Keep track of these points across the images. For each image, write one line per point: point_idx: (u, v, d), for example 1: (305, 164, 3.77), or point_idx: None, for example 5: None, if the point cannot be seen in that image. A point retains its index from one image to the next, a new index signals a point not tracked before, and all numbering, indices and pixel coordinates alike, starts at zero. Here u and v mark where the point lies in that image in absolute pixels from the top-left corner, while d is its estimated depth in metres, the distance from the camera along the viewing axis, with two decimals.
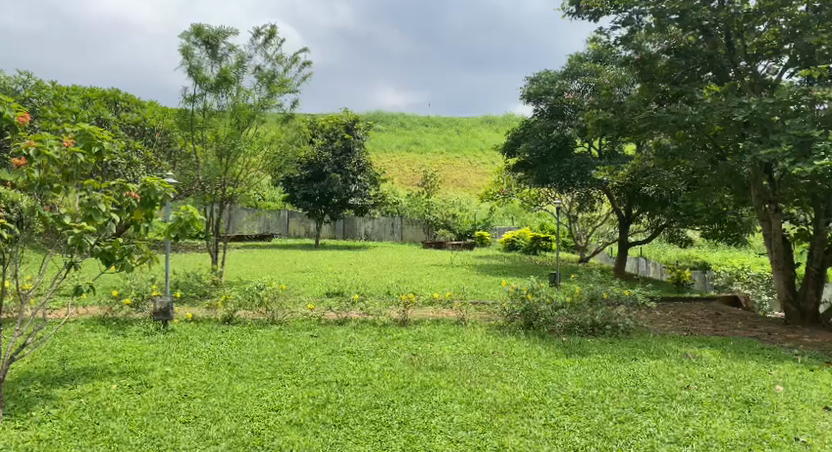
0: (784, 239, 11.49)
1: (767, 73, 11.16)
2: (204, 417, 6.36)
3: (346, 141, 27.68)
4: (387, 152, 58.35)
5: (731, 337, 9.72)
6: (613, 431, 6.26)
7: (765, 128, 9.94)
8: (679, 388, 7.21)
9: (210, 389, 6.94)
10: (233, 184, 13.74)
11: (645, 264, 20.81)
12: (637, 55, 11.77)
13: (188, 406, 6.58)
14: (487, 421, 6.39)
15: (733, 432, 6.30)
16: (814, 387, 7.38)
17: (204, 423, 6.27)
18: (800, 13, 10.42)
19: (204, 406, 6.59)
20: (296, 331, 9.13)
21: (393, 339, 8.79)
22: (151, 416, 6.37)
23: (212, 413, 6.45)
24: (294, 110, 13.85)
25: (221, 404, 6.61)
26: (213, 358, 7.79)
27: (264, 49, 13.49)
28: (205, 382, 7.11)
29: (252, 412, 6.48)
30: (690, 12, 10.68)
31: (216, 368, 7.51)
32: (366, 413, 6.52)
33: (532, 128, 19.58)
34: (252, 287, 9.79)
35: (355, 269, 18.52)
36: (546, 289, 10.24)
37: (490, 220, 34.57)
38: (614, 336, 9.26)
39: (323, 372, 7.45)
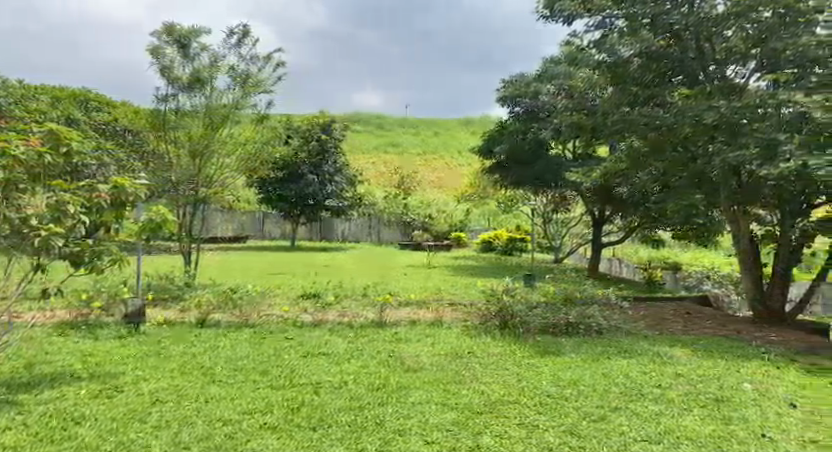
0: (753, 238, 11.41)
1: (734, 77, 10.84)
2: (178, 422, 5.37)
3: (323, 141, 30.63)
4: (366, 156, 58.66)
5: (703, 336, 9.60)
6: (587, 431, 5.28)
7: (732, 131, 9.82)
8: (650, 387, 6.50)
9: (182, 394, 6.08)
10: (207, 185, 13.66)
11: (619, 264, 21.55)
12: (610, 58, 11.75)
13: (161, 411, 5.64)
14: (504, 422, 5.43)
15: (702, 429, 5.35)
16: (780, 384, 6.80)
17: (178, 428, 5.26)
18: (767, 18, 10.15)
19: (177, 410, 5.65)
20: (271, 332, 8.91)
21: (361, 337, 8.68)
22: (123, 421, 5.39)
23: (187, 417, 5.48)
24: (269, 110, 13.91)
25: (196, 408, 5.69)
26: (187, 362, 7.21)
27: (238, 49, 13.52)
28: (183, 386, 6.32)
29: (224, 415, 5.51)
30: (660, 16, 10.81)
31: (189, 371, 6.84)
32: (349, 416, 5.52)
33: (508, 129, 21.54)
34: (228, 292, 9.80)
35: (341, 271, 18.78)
36: (522, 291, 10.15)
37: (465, 221, 35.84)
38: (585, 336, 9.15)
39: (296, 375, 6.74)
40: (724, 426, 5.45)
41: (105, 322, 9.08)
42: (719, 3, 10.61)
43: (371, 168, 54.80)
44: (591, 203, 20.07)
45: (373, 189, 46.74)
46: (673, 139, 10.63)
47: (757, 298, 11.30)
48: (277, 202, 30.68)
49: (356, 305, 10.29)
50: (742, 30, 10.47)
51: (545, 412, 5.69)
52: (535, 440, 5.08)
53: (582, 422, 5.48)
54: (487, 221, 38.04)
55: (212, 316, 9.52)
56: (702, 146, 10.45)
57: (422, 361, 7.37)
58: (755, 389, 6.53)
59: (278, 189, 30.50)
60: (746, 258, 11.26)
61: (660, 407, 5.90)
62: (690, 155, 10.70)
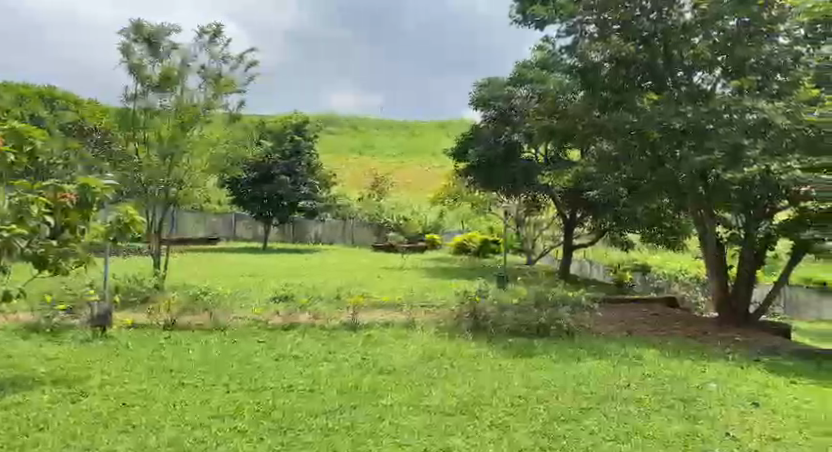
0: (720, 242, 11.62)
1: (701, 84, 11.05)
2: (145, 426, 5.29)
3: (296, 143, 30.60)
4: (340, 159, 58.53)
5: (670, 337, 9.74)
6: (558, 431, 5.32)
7: (700, 136, 10.07)
8: (618, 388, 6.56)
9: (149, 398, 6.00)
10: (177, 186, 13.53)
11: (590, 266, 21.78)
12: (581, 64, 11.68)
13: (127, 415, 5.56)
14: (475, 424, 5.45)
15: (669, 428, 5.41)
16: (745, 384, 6.92)
17: (145, 432, 5.17)
18: (732, 27, 10.68)
19: (143, 415, 5.58)
20: (242, 335, 8.84)
21: (333, 340, 8.67)
22: (86, 426, 5.30)
23: (153, 422, 5.39)
24: (241, 111, 13.83)
25: (163, 413, 5.62)
26: (155, 366, 7.13)
27: (209, 48, 13.43)
28: (150, 390, 6.25)
29: (193, 420, 5.44)
30: (631, 22, 11.13)
31: (157, 375, 6.77)
32: (322, 420, 5.50)
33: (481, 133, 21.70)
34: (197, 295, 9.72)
35: (314, 273, 18.71)
36: (492, 294, 10.21)
37: (438, 222, 35.93)
38: (556, 337, 9.23)
39: (267, 379, 6.69)
40: (690, 425, 5.54)
41: (70, 326, 8.92)
42: (686, 11, 10.95)
43: (346, 170, 54.72)
44: (562, 205, 20.26)
45: (347, 192, 46.66)
46: (642, 143, 10.66)
47: (722, 301, 11.51)
48: (249, 203, 30.44)
49: (329, 308, 10.27)
50: (708, 38, 10.74)
51: (517, 414, 5.72)
52: (506, 440, 5.08)
53: (552, 422, 5.53)
54: (460, 223, 38.20)
55: (180, 321, 9.39)
56: (672, 151, 10.47)
57: (394, 364, 7.37)
58: (719, 389, 6.65)
59: (251, 190, 30.31)
60: (712, 260, 11.49)
61: (628, 407, 5.98)
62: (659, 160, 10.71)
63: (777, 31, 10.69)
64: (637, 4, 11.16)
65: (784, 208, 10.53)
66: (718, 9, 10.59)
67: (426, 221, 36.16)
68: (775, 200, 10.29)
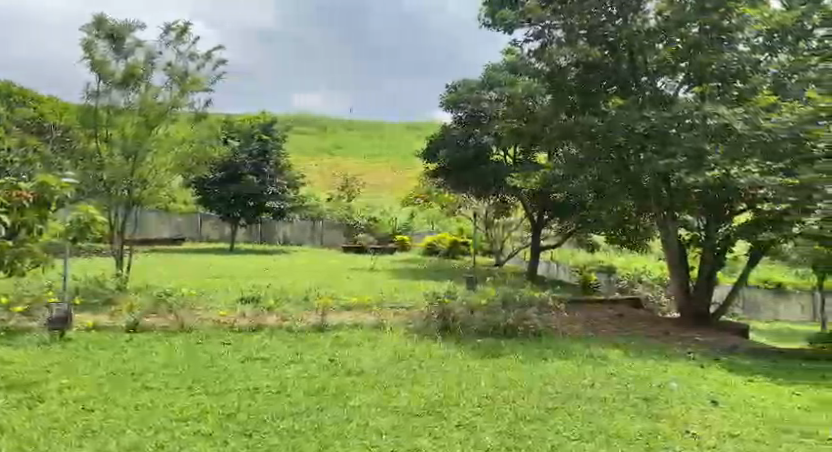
0: (682, 245, 11.82)
1: (665, 89, 11.23)
2: (104, 431, 5.20)
3: (264, 143, 30.52)
4: (309, 159, 58.35)
5: (635, 338, 9.87)
6: (524, 430, 5.37)
7: (663, 140, 10.23)
8: (583, 388, 6.65)
9: (110, 402, 5.92)
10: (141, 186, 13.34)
11: (557, 267, 22.02)
12: (548, 68, 11.96)
13: (86, 420, 5.47)
14: (441, 424, 5.47)
15: (631, 427, 5.50)
16: (706, 383, 7.06)
17: (105, 437, 5.09)
18: (693, 34, 10.80)
19: (104, 418, 5.51)
20: (208, 337, 8.76)
21: (301, 341, 8.64)
22: (42, 432, 5.19)
23: (113, 426, 5.31)
24: (208, 109, 13.70)
25: (123, 416, 5.55)
26: (116, 369, 7.01)
27: (176, 45, 13.28)
28: (111, 393, 6.16)
29: (155, 424, 5.38)
30: (597, 28, 11.27)
31: (118, 378, 6.67)
32: (287, 422, 5.48)
33: (452, 134, 21.97)
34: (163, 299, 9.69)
35: (282, 274, 18.63)
36: (460, 295, 10.25)
37: (408, 223, 36.02)
38: (523, 338, 9.32)
39: (234, 381, 6.64)
40: (653, 424, 5.62)
41: (28, 329, 8.74)
42: (650, 18, 11.09)
43: (315, 170, 54.55)
44: (530, 207, 20.43)
45: (316, 193, 46.59)
46: (607, 147, 10.87)
47: (685, 303, 11.71)
48: (214, 203, 30.14)
49: (296, 309, 10.21)
50: (671, 44, 10.97)
51: (484, 414, 5.77)
52: (473, 440, 5.11)
53: (518, 422, 5.57)
54: (430, 224, 38.31)
55: (142, 323, 9.27)
56: (636, 154, 10.61)
57: (362, 364, 7.39)
58: (681, 388, 6.78)
59: (217, 190, 30.04)
60: (674, 262, 11.71)
61: (592, 406, 6.05)
62: (624, 163, 10.93)
63: (737, 39, 10.84)
64: (603, 10, 11.28)
65: (743, 211, 10.77)
66: (683, 17, 10.73)
67: (395, 223, 36.19)
68: (735, 202, 10.52)
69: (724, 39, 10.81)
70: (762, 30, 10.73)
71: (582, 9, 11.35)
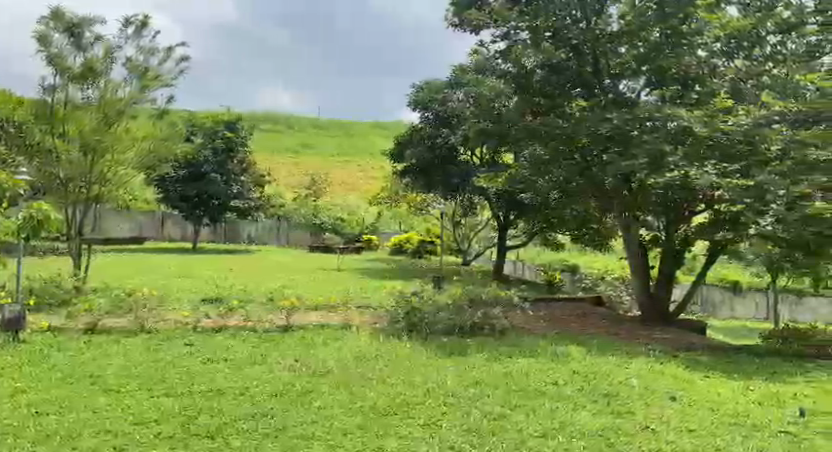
0: (642, 246, 12.00)
1: (626, 92, 11.44)
2: (59, 435, 5.10)
3: (228, 140, 30.16)
4: (274, 157, 57.98)
5: (597, 336, 10.00)
6: (488, 428, 5.40)
7: (625, 142, 10.48)
8: (546, 385, 6.72)
9: (67, 406, 5.80)
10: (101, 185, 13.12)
11: (522, 266, 22.22)
12: (514, 69, 12.07)
13: (40, 424, 5.35)
14: (406, 424, 5.48)
15: (593, 423, 5.59)
16: (665, 379, 7.20)
17: (62, 441, 4.98)
18: (656, 38, 10.94)
19: (59, 422, 5.41)
20: (171, 338, 8.66)
21: (265, 342, 8.60)
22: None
23: (68, 430, 5.21)
24: (170, 106, 13.57)
25: (80, 420, 5.45)
26: (72, 372, 6.88)
27: (136, 40, 13.09)
28: (67, 397, 6.04)
29: (114, 427, 5.28)
30: (561, 30, 11.46)
31: (75, 382, 6.54)
32: (250, 424, 5.44)
33: (419, 134, 22.11)
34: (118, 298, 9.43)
35: (247, 274, 18.50)
36: (425, 295, 10.28)
37: (376, 223, 36.01)
38: (489, 336, 9.41)
39: (196, 383, 6.57)
40: (614, 420, 5.70)
41: None
42: (614, 22, 11.26)
43: (282, 169, 54.14)
44: (496, 207, 20.58)
45: (283, 192, 46.32)
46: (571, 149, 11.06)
47: (645, 302, 11.93)
48: (177, 203, 29.77)
49: (261, 309, 10.15)
50: (634, 48, 11.13)
51: (449, 412, 5.81)
52: (438, 439, 5.13)
53: (483, 420, 5.62)
54: (398, 224, 38.32)
55: (101, 323, 9.22)
56: (598, 156, 10.97)
57: (328, 365, 7.37)
58: (640, 384, 6.90)
59: (180, 188, 29.69)
60: (635, 260, 11.88)
61: (555, 403, 6.14)
62: (586, 164, 11.10)
63: (697, 45, 10.97)
64: (568, 13, 11.40)
65: (701, 212, 10.96)
66: (643, 22, 10.90)
67: (362, 222, 36.14)
68: (694, 204, 10.62)
69: (683, 43, 10.87)
70: (720, 35, 10.89)
71: (547, 11, 11.48)
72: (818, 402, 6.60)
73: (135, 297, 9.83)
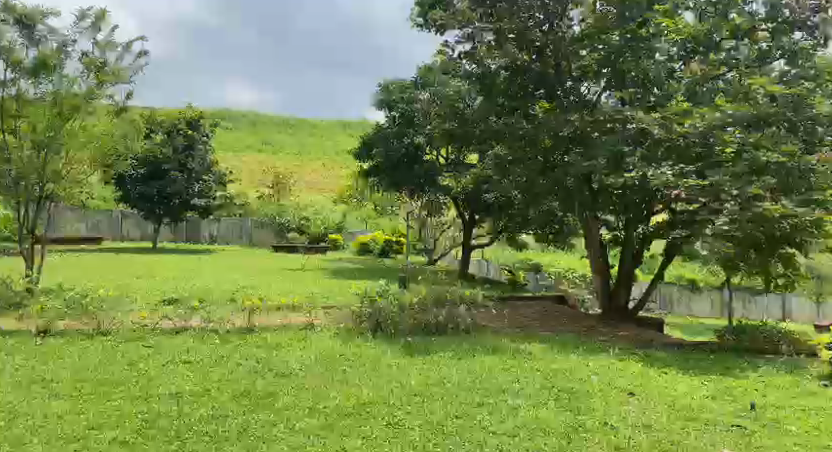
0: (602, 244, 12.19)
1: (587, 94, 11.71)
2: (10, 441, 4.98)
3: (189, 138, 29.79)
4: (238, 156, 57.39)
5: (558, 333, 10.14)
6: (452, 427, 5.43)
7: (585, 143, 10.73)
8: (508, 383, 6.82)
9: (19, 412, 5.67)
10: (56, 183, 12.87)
11: (487, 265, 22.40)
12: (478, 70, 12.21)
13: None
14: (368, 424, 5.49)
15: (555, 420, 5.66)
16: (624, 375, 7.33)
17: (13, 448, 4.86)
18: (616, 41, 10.85)
19: (11, 428, 5.28)
20: (130, 339, 8.55)
21: (227, 343, 8.54)
22: None
23: (20, 436, 5.08)
24: (129, 102, 13.29)
25: (33, 426, 5.33)
26: (24, 376, 6.73)
27: (92, 33, 12.83)
28: (19, 402, 5.91)
29: (67, 433, 5.17)
30: (524, 33, 11.48)
31: (27, 386, 6.40)
32: (211, 426, 5.39)
33: (384, 133, 22.27)
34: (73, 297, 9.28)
35: (208, 274, 18.31)
36: (389, 294, 10.31)
37: (342, 223, 35.93)
38: (453, 334, 9.49)
39: (155, 385, 6.49)
40: (574, 417, 5.77)
41: None
42: (575, 25, 11.69)
43: (245, 169, 53.55)
44: (462, 207, 20.70)
45: (247, 191, 45.88)
46: (534, 150, 11.18)
47: (606, 300, 12.14)
48: (136, 201, 29.33)
49: (223, 310, 10.08)
50: (595, 51, 11.16)
51: (412, 411, 5.84)
52: (401, 439, 5.13)
53: (447, 418, 5.66)
54: (362, 224, 38.21)
55: (55, 325, 9.03)
56: (560, 157, 11.13)
57: (291, 365, 7.35)
58: (600, 381, 7.01)
59: (139, 187, 29.22)
60: (595, 259, 12.04)
61: (518, 401, 6.21)
62: (549, 165, 11.21)
63: (655, 49, 10.93)
64: (530, 15, 11.54)
65: (660, 211, 11.18)
66: (604, 26, 11.06)
67: (327, 222, 35.98)
68: (652, 204, 10.83)
69: (642, 47, 10.82)
70: (677, 41, 11.26)
71: (510, 13, 11.54)
72: (769, 396, 6.78)
73: (91, 298, 9.69)
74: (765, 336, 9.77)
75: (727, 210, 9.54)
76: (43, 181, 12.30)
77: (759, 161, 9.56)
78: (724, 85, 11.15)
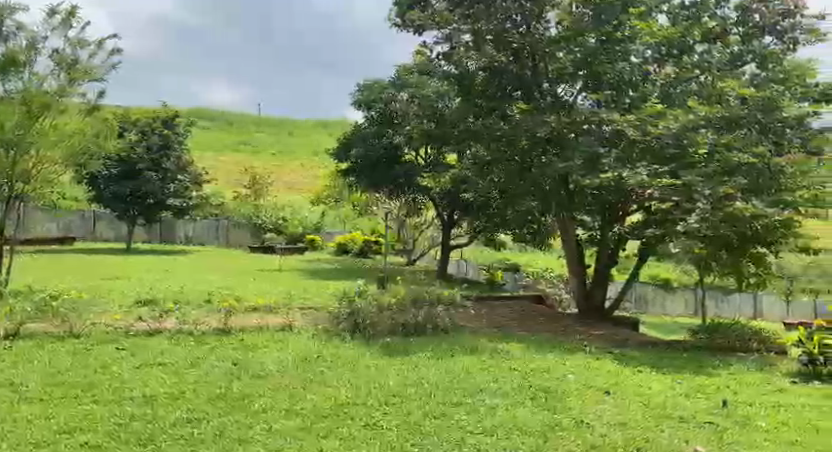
0: (578, 244, 12.28)
1: (564, 95, 11.71)
2: None
3: (164, 138, 29.48)
4: (214, 156, 56.95)
5: (535, 333, 10.19)
6: (429, 427, 5.44)
7: (562, 144, 10.73)
8: (486, 382, 6.84)
9: None
10: (26, 182, 12.67)
11: (465, 265, 22.47)
12: (457, 71, 12.31)
13: None
14: (345, 425, 5.47)
15: (532, 419, 5.69)
16: (600, 374, 7.39)
17: None
18: (591, 44, 10.97)
19: None
20: (102, 342, 8.43)
21: (202, 344, 8.47)
22: None
23: None
24: (101, 101, 13.23)
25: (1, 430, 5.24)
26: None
27: (63, 30, 12.65)
28: None
29: (36, 437, 5.09)
30: (502, 35, 11.57)
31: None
32: (185, 429, 5.34)
33: (362, 133, 22.28)
34: (43, 300, 9.14)
35: (183, 275, 18.12)
36: (367, 295, 10.29)
37: (320, 223, 35.83)
38: (431, 334, 9.51)
39: (127, 388, 6.42)
40: (550, 416, 5.81)
41: None
42: (551, 27, 11.73)
43: (222, 169, 53.11)
44: (441, 207, 20.72)
45: (223, 192, 45.57)
46: (512, 150, 11.22)
47: (582, 300, 12.25)
48: (110, 201, 28.98)
49: (197, 312, 9.99)
50: (571, 53, 11.19)
51: (390, 412, 5.84)
52: (378, 440, 5.13)
53: (424, 419, 5.65)
54: (341, 224, 38.09)
55: (25, 327, 8.88)
56: (538, 158, 11.10)
57: (268, 367, 7.31)
58: (577, 380, 7.06)
59: (113, 187, 28.88)
60: (572, 259, 12.15)
61: (495, 400, 6.24)
62: (526, 166, 11.25)
63: (630, 51, 11.14)
64: (508, 17, 11.59)
65: (635, 211, 11.27)
66: (580, 28, 11.04)
67: (304, 222, 35.80)
68: (627, 204, 10.95)
69: (617, 49, 10.99)
70: (650, 42, 11.17)
71: (488, 15, 11.65)
72: (741, 393, 6.88)
73: (62, 299, 9.54)
74: (736, 335, 9.92)
75: (699, 209, 9.63)
76: (11, 181, 12.17)
77: (731, 162, 9.86)
78: (697, 86, 11.34)
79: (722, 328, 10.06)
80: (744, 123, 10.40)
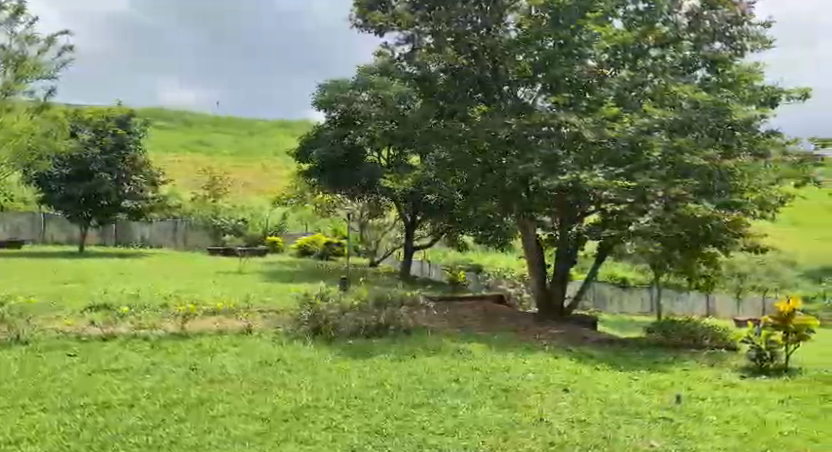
0: (537, 243, 12.39)
1: (524, 98, 11.70)
2: None
3: (118, 138, 28.92)
4: (172, 156, 56.13)
5: (497, 333, 10.25)
6: (390, 429, 5.44)
7: (521, 146, 10.76)
8: (448, 383, 6.86)
9: None
10: None
11: (428, 267, 22.50)
12: (419, 73, 12.46)
13: None
14: (305, 429, 5.44)
15: (493, 418, 5.73)
16: (560, 373, 7.46)
17: None
18: (549, 47, 11.34)
19: None
20: (55, 348, 8.23)
21: (158, 349, 8.33)
22: None
23: None
24: (50, 98, 12.90)
25: None
26: None
27: (9, 26, 12.33)
28: None
29: None
30: (463, 36, 11.66)
31: None
32: (139, 437, 5.24)
33: (323, 134, 22.17)
34: None
35: (139, 279, 17.76)
36: (328, 297, 10.23)
37: (282, 226, 35.56)
38: (393, 335, 9.50)
39: (79, 396, 6.27)
40: (510, 414, 5.85)
41: None
42: (511, 29, 11.83)
43: (180, 169, 52.38)
44: (403, 209, 20.72)
45: (181, 193, 44.97)
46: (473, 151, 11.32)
47: (541, 299, 12.36)
48: (62, 203, 28.30)
49: (154, 317, 9.81)
50: (530, 55, 11.42)
51: (351, 414, 5.81)
52: (338, 443, 5.10)
53: (385, 421, 5.62)
54: (302, 226, 37.86)
55: None
56: (498, 159, 11.16)
57: (227, 371, 7.22)
58: (537, 378, 7.13)
59: (65, 188, 28.19)
60: (531, 258, 12.25)
61: (457, 400, 6.27)
62: (488, 167, 11.34)
63: (586, 54, 11.31)
64: (468, 20, 11.75)
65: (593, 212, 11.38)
66: (539, 30, 11.40)
67: (265, 224, 35.48)
68: (586, 205, 11.07)
69: (573, 52, 11.27)
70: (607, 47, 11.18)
71: (449, 17, 11.76)
72: (695, 389, 7.02)
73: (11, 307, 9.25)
74: (693, 332, 10.12)
75: (652, 210, 9.96)
76: None
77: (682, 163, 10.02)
78: (651, 91, 11.22)
79: (678, 325, 10.27)
80: (696, 126, 10.43)
